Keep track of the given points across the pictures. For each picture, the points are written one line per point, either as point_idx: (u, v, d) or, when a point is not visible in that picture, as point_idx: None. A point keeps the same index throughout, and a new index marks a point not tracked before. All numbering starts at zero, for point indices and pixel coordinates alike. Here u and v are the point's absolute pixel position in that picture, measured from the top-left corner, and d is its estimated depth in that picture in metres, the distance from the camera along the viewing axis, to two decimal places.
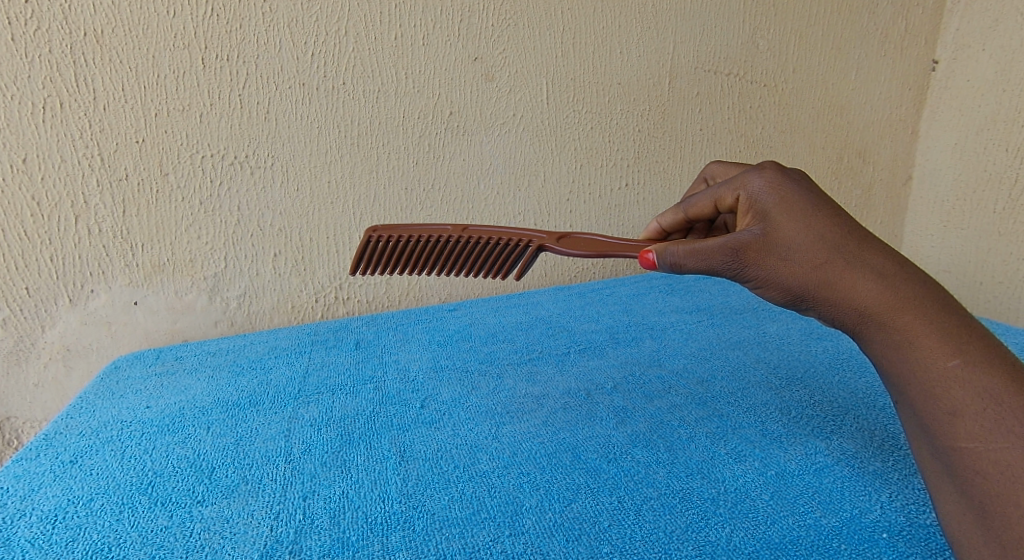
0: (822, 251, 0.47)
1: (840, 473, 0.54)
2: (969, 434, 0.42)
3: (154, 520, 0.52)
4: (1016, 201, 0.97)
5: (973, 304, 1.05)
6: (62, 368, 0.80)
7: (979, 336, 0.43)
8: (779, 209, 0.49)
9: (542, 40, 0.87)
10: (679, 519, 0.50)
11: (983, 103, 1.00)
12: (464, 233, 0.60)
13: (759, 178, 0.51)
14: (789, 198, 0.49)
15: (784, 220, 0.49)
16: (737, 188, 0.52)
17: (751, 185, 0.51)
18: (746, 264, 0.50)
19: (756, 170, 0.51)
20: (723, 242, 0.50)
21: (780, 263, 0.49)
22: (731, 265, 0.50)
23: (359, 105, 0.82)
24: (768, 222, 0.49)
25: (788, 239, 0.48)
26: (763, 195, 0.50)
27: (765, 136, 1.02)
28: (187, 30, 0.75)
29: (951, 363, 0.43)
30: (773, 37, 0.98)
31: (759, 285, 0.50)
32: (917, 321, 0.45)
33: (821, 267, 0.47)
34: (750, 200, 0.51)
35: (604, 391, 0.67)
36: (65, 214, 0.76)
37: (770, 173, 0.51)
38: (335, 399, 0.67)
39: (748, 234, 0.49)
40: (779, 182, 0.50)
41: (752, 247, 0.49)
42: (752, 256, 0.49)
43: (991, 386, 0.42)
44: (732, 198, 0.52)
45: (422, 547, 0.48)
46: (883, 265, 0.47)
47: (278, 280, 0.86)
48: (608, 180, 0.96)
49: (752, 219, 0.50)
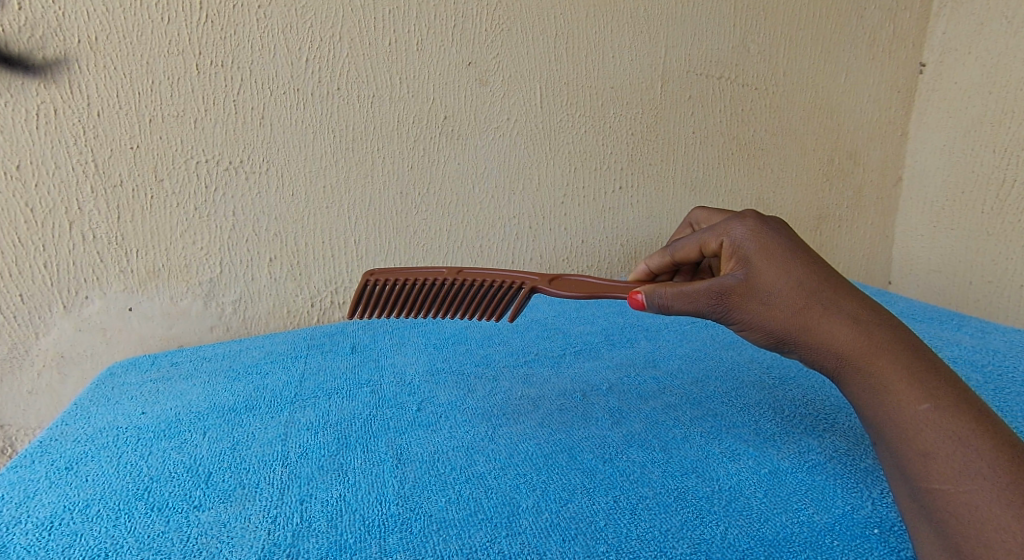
0: (800, 297, 0.50)
1: (832, 470, 0.55)
2: (941, 475, 0.43)
3: (151, 525, 0.52)
4: (1004, 202, 0.99)
5: (965, 305, 1.08)
6: (57, 375, 0.80)
7: (948, 379, 0.46)
8: (758, 255, 0.52)
9: (536, 44, 0.88)
10: (674, 518, 0.50)
11: (970, 105, 1.02)
12: (459, 276, 0.61)
13: (741, 226, 0.53)
14: (769, 245, 0.52)
15: (765, 267, 0.51)
16: (720, 235, 0.54)
17: (733, 232, 0.53)
18: (731, 308, 0.52)
19: (737, 218, 0.54)
20: (709, 285, 0.52)
21: (763, 307, 0.51)
22: (716, 308, 0.52)
23: (354, 110, 0.83)
24: (750, 266, 0.52)
25: (769, 284, 0.51)
26: (745, 242, 0.53)
27: (757, 139, 1.03)
28: (181, 36, 0.75)
29: (922, 407, 0.45)
30: (763, 41, 0.99)
31: (743, 328, 0.53)
32: (890, 365, 0.47)
33: (802, 312, 0.50)
34: (732, 247, 0.53)
35: (599, 392, 0.68)
36: (59, 220, 0.76)
37: (751, 221, 0.53)
38: (331, 403, 0.67)
39: (731, 279, 0.52)
40: (759, 230, 0.53)
41: (736, 290, 0.52)
42: (735, 300, 0.52)
43: (960, 427, 0.44)
44: (716, 243, 0.55)
45: (419, 548, 0.48)
46: (856, 309, 0.49)
47: (274, 284, 0.86)
48: (602, 183, 0.96)
49: (734, 264, 0.53)
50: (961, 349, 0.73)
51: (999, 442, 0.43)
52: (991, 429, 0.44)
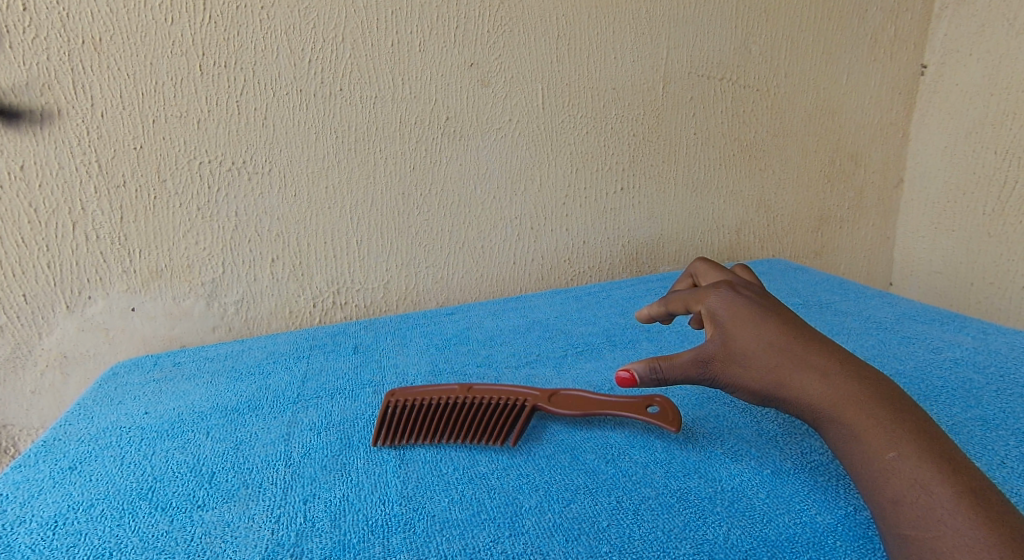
0: (774, 357, 0.53)
1: (834, 471, 0.55)
2: (908, 520, 0.45)
3: (155, 525, 0.52)
4: (1006, 203, 1.01)
5: (965, 306, 1.09)
6: (59, 375, 0.80)
7: (916, 430, 0.48)
8: (733, 322, 0.55)
9: (538, 45, 0.88)
10: (677, 518, 0.51)
11: (971, 107, 1.03)
12: (468, 392, 0.64)
13: (716, 295, 0.57)
14: (740, 313, 0.55)
15: (740, 333, 0.55)
16: (699, 300, 0.58)
17: (709, 301, 0.57)
18: (716, 373, 0.55)
19: (711, 288, 0.58)
20: (693, 355, 0.55)
21: (742, 369, 0.54)
22: (703, 373, 0.55)
23: (356, 111, 0.83)
24: (726, 332, 0.55)
25: (744, 348, 0.54)
26: (719, 309, 0.56)
27: (758, 140, 1.03)
28: (184, 37, 0.75)
29: (888, 455, 0.48)
30: (765, 42, 0.99)
31: (734, 389, 0.55)
32: (859, 416, 0.50)
33: (776, 370, 0.53)
34: (709, 314, 0.57)
35: (601, 393, 0.68)
36: (62, 220, 0.76)
37: (725, 290, 0.57)
38: (334, 403, 0.68)
39: (710, 344, 0.55)
40: (731, 300, 0.57)
41: (716, 356, 0.55)
42: (718, 366, 0.55)
43: (924, 475, 0.46)
44: (696, 308, 0.58)
45: (423, 548, 0.49)
46: (828, 363, 0.53)
47: (276, 285, 0.86)
48: (604, 184, 0.97)
49: (713, 329, 0.56)
50: (961, 350, 0.73)
51: (963, 489, 0.45)
52: (958, 477, 0.46)
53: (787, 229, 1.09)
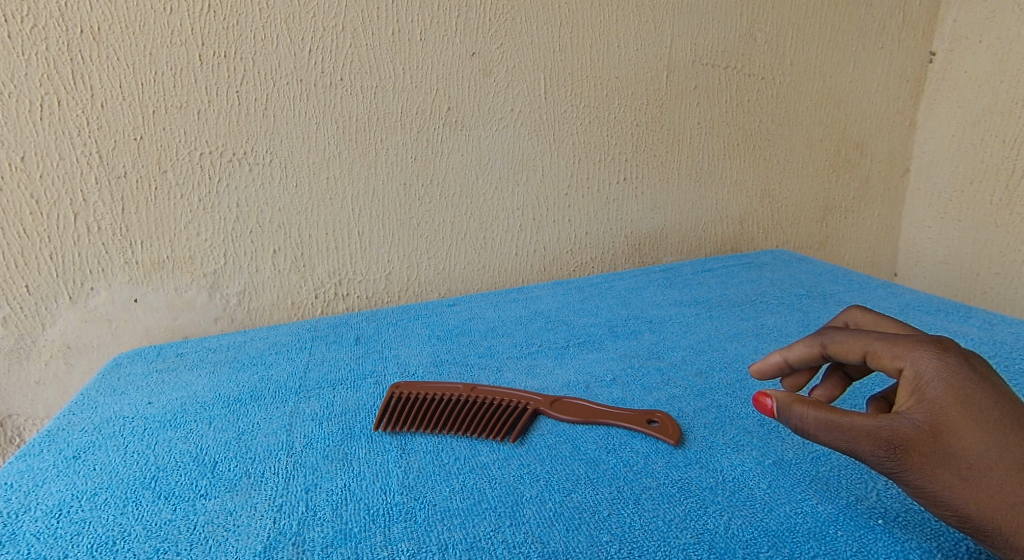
0: (1014, 481, 0.42)
1: (836, 461, 0.55)
2: None
3: (158, 513, 0.52)
4: (1013, 192, 1.00)
5: (971, 296, 1.08)
6: (63, 366, 0.80)
7: None
8: (955, 408, 0.43)
9: (541, 34, 0.87)
10: (678, 508, 0.51)
11: (979, 96, 1.02)
12: (473, 392, 0.66)
13: (935, 358, 0.44)
14: (968, 399, 0.43)
15: (964, 427, 0.42)
16: (900, 355, 0.45)
17: (922, 364, 0.44)
18: (908, 468, 0.44)
19: (928, 344, 0.45)
20: (875, 430, 0.45)
21: (959, 479, 0.43)
22: (883, 458, 0.45)
23: (357, 100, 0.82)
24: (942, 421, 0.43)
25: (970, 454, 0.42)
26: (938, 385, 0.44)
27: (764, 129, 1.02)
28: (184, 26, 0.75)
29: None
30: (771, 30, 0.98)
31: (924, 494, 0.44)
32: None
33: (1011, 497, 0.42)
34: (916, 381, 0.44)
35: (603, 383, 0.67)
36: (64, 212, 0.76)
37: (950, 357, 0.44)
38: (336, 393, 0.68)
39: (911, 427, 0.44)
40: (956, 371, 0.43)
41: (919, 448, 0.43)
42: (915, 460, 0.44)
43: None
44: (893, 364, 0.45)
45: (423, 538, 0.49)
46: None
47: (278, 276, 0.86)
48: (607, 175, 0.96)
49: (918, 407, 0.44)
50: (965, 340, 0.73)
51: None
52: None
53: (792, 219, 1.08)
